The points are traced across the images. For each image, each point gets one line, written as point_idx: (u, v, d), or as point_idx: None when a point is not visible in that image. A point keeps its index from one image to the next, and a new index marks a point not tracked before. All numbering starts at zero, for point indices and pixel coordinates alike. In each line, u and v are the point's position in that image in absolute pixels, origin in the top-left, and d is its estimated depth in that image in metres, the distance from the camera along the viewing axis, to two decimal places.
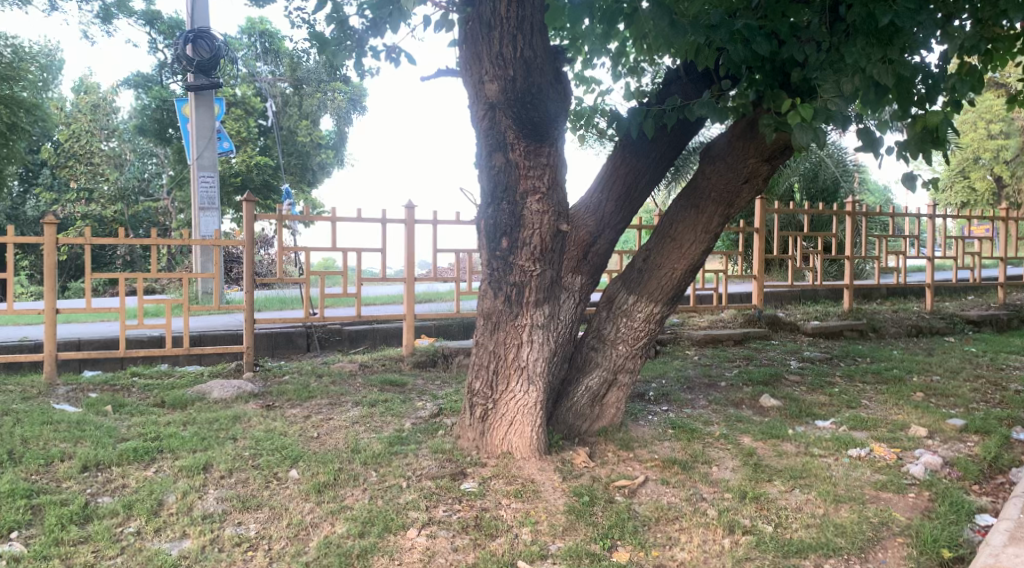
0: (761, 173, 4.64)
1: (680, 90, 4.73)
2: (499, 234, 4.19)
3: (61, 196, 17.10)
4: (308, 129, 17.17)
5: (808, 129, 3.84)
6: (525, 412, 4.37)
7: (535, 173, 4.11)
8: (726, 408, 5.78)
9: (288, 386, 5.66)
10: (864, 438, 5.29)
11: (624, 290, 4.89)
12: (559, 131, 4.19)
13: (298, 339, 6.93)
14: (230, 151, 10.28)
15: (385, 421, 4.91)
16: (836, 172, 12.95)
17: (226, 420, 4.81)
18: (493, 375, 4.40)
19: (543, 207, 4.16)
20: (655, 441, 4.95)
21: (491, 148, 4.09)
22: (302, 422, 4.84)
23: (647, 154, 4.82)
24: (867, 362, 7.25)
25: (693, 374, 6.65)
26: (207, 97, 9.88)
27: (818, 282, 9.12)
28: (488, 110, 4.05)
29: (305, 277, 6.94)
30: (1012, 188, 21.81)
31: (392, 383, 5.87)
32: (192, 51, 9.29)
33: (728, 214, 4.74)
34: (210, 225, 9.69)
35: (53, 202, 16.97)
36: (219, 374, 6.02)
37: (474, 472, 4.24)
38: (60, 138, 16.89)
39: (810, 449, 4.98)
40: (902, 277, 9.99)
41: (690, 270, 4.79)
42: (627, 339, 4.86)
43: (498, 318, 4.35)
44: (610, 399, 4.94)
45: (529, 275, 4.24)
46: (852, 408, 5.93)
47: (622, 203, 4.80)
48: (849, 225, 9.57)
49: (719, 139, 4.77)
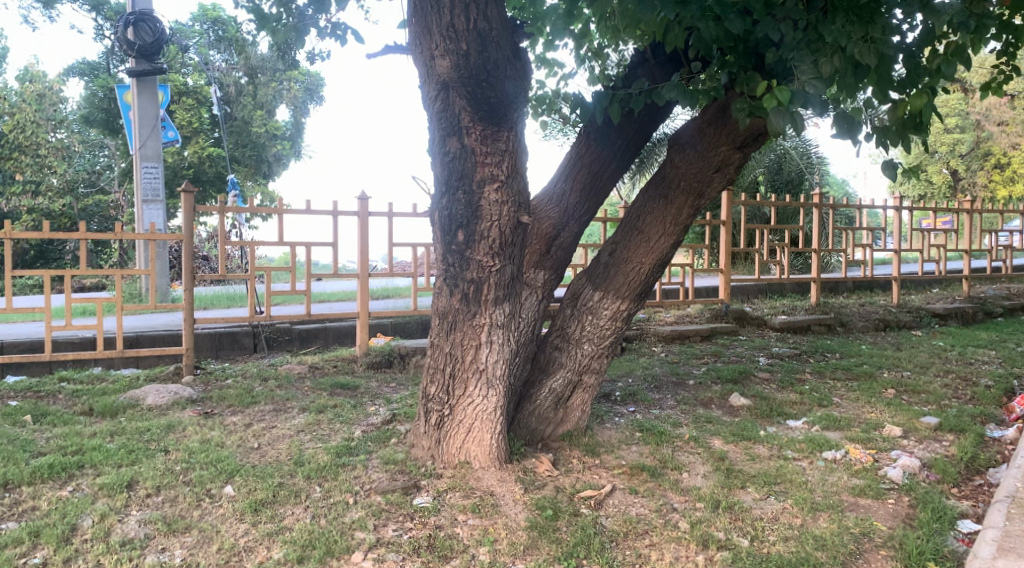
0: (733, 161, 4.38)
1: (647, 74, 4.45)
2: (454, 227, 3.86)
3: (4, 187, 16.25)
4: (262, 120, 16.51)
5: (785, 114, 3.59)
6: (484, 418, 4.06)
7: (493, 160, 3.79)
8: (695, 408, 5.53)
9: (230, 390, 5.26)
10: (837, 438, 5.08)
11: (589, 285, 4.60)
12: (518, 113, 3.86)
13: (244, 339, 6.54)
14: (175, 140, 9.76)
15: (333, 429, 4.56)
16: (800, 163, 12.87)
17: (158, 430, 4.40)
18: (449, 379, 4.08)
19: (502, 196, 3.85)
20: (622, 445, 4.68)
21: (445, 132, 3.76)
22: (242, 432, 4.46)
23: (613, 140, 4.54)
24: (836, 358, 7.08)
25: (660, 372, 6.40)
26: (150, 84, 9.23)
27: (785, 276, 8.95)
28: (441, 91, 3.71)
29: (251, 273, 6.50)
30: (966, 183, 22.06)
31: (343, 386, 5.51)
32: (133, 34, 8.77)
33: (698, 205, 4.47)
34: (154, 218, 9.19)
35: None
36: (155, 379, 5.57)
37: (428, 485, 3.93)
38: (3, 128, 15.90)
39: (784, 452, 4.76)
40: (869, 270, 9.88)
41: (659, 264, 4.52)
42: (593, 338, 4.58)
43: (455, 317, 4.02)
44: (575, 401, 4.66)
45: (487, 270, 3.91)
46: (824, 406, 5.73)
47: (586, 193, 4.52)
48: (816, 218, 9.41)
49: (688, 125, 4.50)
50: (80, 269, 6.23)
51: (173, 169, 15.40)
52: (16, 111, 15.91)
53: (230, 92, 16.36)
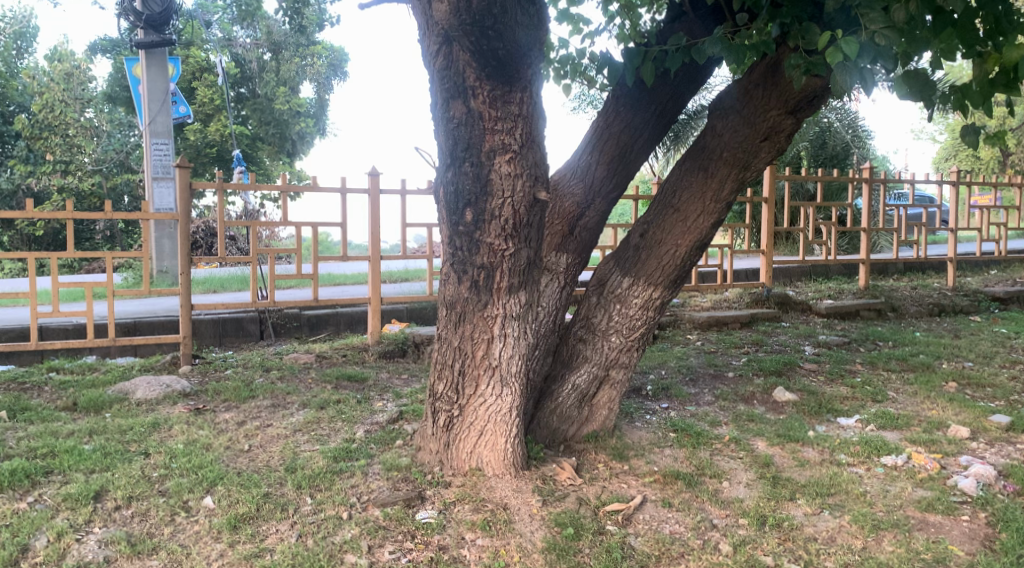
0: (785, 128, 3.83)
1: (686, 28, 3.90)
2: (461, 204, 3.38)
3: (36, 167, 16.03)
4: (286, 97, 15.95)
5: (850, 70, 3.08)
6: (498, 420, 3.61)
7: (504, 127, 3.29)
8: (735, 405, 5.01)
9: (227, 383, 4.87)
10: (895, 440, 4.53)
11: (617, 270, 4.10)
12: (533, 71, 3.34)
13: (249, 326, 6.15)
14: (187, 115, 9.45)
15: (334, 429, 4.14)
16: (845, 137, 12.16)
17: (142, 430, 4.01)
18: (459, 377, 3.63)
19: (516, 168, 3.35)
20: (654, 449, 4.20)
21: (448, 94, 3.26)
22: (233, 432, 4.05)
23: (646, 106, 4.01)
24: (889, 347, 6.48)
25: (697, 363, 5.87)
26: (160, 56, 8.82)
27: (831, 257, 8.33)
28: (444, 45, 3.18)
29: (253, 255, 6.05)
30: (1016, 158, 20.96)
31: (350, 378, 5.08)
32: (141, 4, 8.13)
33: (742, 178, 3.93)
34: (166, 197, 8.72)
35: (26, 175, 15.89)
36: (150, 369, 5.19)
37: (434, 495, 3.49)
38: (34, 108, 15.69)
39: (836, 457, 4.22)
40: (923, 250, 9.17)
41: (697, 246, 4.00)
42: (622, 329, 4.09)
43: (464, 307, 3.55)
44: (602, 398, 4.18)
45: (499, 255, 3.43)
46: (878, 403, 5.17)
47: (614, 166, 4.01)
48: (867, 194, 8.73)
49: (731, 87, 3.96)
50: (69, 249, 5.80)
51: (196, 148, 15.05)
52: (45, 91, 15.80)
53: (253, 69, 15.90)
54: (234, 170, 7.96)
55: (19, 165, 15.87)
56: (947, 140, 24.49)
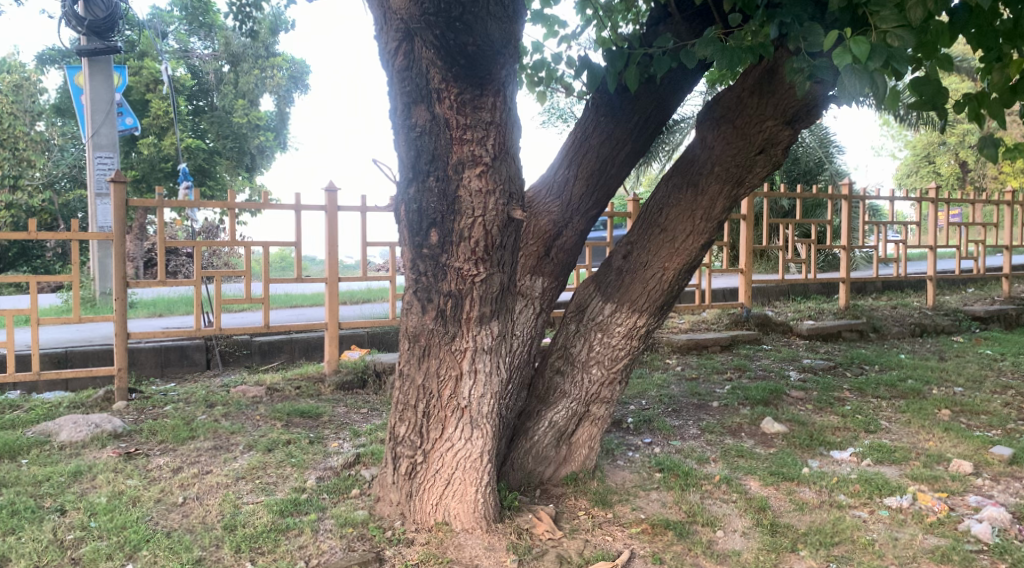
0: (782, 139, 3.50)
1: (671, 30, 3.57)
2: (425, 224, 2.97)
3: None
4: (245, 109, 15.43)
5: (862, 74, 2.72)
6: (467, 467, 3.20)
7: (474, 136, 2.91)
8: (722, 439, 4.65)
9: (166, 421, 4.37)
10: (896, 477, 4.19)
11: (598, 296, 3.74)
12: (507, 75, 2.95)
13: (195, 355, 5.65)
14: (134, 127, 8.91)
15: (281, 476, 3.68)
16: (818, 153, 12.02)
17: (60, 480, 3.49)
18: (423, 419, 3.21)
19: (487, 184, 2.96)
20: (638, 492, 3.81)
21: (410, 98, 2.86)
22: (167, 481, 3.56)
23: (628, 116, 3.66)
24: (877, 372, 6.19)
25: (678, 392, 5.50)
26: (105, 65, 8.27)
27: (811, 276, 8.04)
28: (404, 42, 2.79)
29: (197, 276, 5.49)
30: (975, 175, 21.15)
31: (303, 413, 4.62)
32: (84, 8, 7.58)
33: (735, 195, 3.60)
34: (109, 215, 8.12)
35: None
36: (80, 407, 4.64)
37: (395, 556, 3.07)
38: None
39: (835, 498, 3.88)
40: (902, 268, 8.94)
41: (686, 270, 3.64)
42: (603, 360, 3.70)
43: (428, 340, 3.14)
44: (581, 437, 3.78)
45: (469, 280, 3.03)
46: (872, 434, 4.85)
47: (594, 183, 3.66)
48: (846, 211, 8.47)
49: (720, 96, 3.65)
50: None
51: (150, 162, 14.38)
52: None
53: (210, 80, 15.33)
54: (179, 184, 7.37)
55: None
56: (908, 156, 24.59)
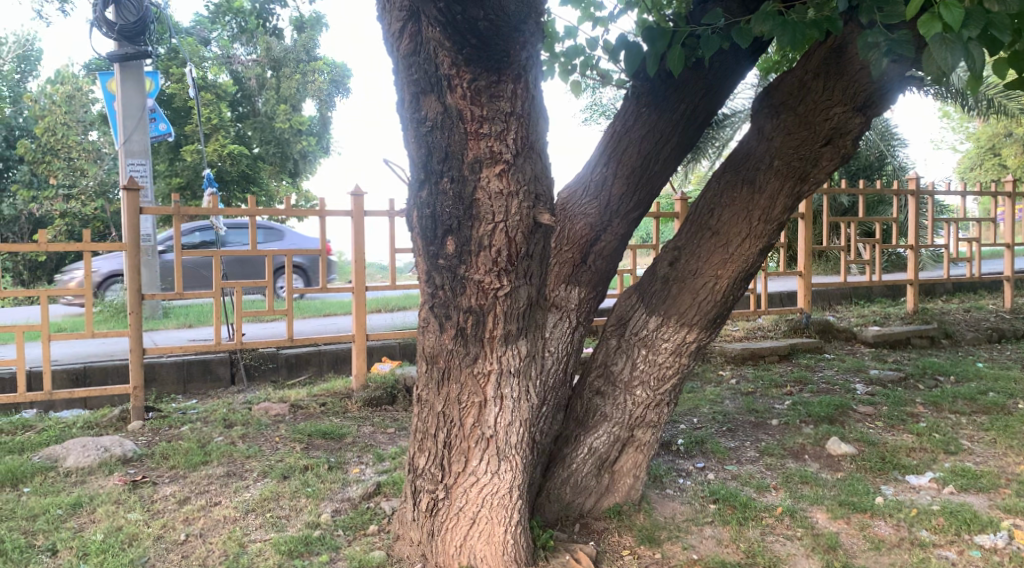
0: (852, 129, 3.07)
1: (720, 5, 3.15)
2: (440, 231, 2.61)
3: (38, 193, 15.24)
4: (286, 114, 15.25)
5: (956, 44, 2.26)
6: (494, 505, 2.82)
7: (492, 130, 2.54)
8: (783, 462, 4.19)
9: (180, 443, 4.10)
10: (986, 508, 3.67)
11: (641, 308, 3.33)
12: (530, 59, 2.58)
13: (219, 369, 5.41)
14: (167, 133, 8.69)
15: (294, 508, 3.36)
16: (880, 146, 11.36)
17: (56, 514, 3.23)
18: (444, 451, 2.85)
19: (509, 185, 2.59)
20: (690, 528, 3.39)
21: (418, 88, 2.51)
22: (171, 515, 3.27)
23: (673, 105, 3.26)
24: (953, 384, 5.61)
25: (733, 408, 5.04)
26: (137, 70, 8.12)
27: (876, 278, 7.45)
28: (410, 22, 2.44)
29: (217, 287, 5.21)
30: None
31: (325, 434, 4.31)
32: (115, 14, 7.40)
33: (797, 193, 3.16)
34: None
35: (29, 200, 15.20)
36: (93, 428, 4.41)
37: None
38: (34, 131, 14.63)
39: (917, 535, 3.39)
40: (976, 268, 8.25)
41: (741, 278, 3.21)
42: (649, 380, 3.30)
43: (447, 361, 2.78)
44: (625, 464, 3.38)
45: (491, 295, 2.66)
46: (952, 456, 4.33)
47: (634, 183, 3.27)
48: (912, 207, 7.84)
49: (777, 80, 3.23)
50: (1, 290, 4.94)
51: (194, 169, 14.38)
52: (45, 114, 14.75)
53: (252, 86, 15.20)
54: (204, 191, 7.12)
55: (22, 190, 15.20)
56: (971, 148, 23.33)
